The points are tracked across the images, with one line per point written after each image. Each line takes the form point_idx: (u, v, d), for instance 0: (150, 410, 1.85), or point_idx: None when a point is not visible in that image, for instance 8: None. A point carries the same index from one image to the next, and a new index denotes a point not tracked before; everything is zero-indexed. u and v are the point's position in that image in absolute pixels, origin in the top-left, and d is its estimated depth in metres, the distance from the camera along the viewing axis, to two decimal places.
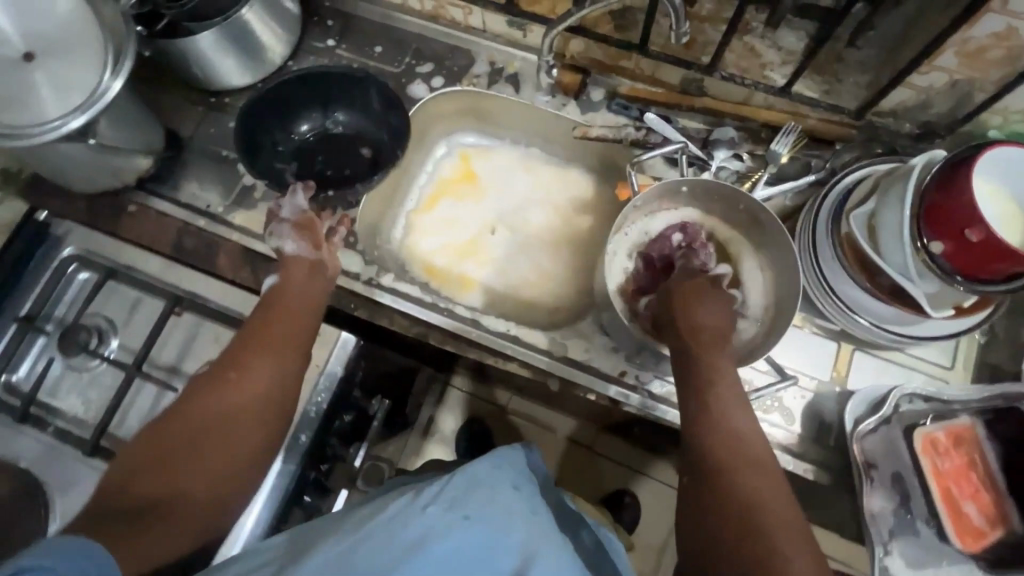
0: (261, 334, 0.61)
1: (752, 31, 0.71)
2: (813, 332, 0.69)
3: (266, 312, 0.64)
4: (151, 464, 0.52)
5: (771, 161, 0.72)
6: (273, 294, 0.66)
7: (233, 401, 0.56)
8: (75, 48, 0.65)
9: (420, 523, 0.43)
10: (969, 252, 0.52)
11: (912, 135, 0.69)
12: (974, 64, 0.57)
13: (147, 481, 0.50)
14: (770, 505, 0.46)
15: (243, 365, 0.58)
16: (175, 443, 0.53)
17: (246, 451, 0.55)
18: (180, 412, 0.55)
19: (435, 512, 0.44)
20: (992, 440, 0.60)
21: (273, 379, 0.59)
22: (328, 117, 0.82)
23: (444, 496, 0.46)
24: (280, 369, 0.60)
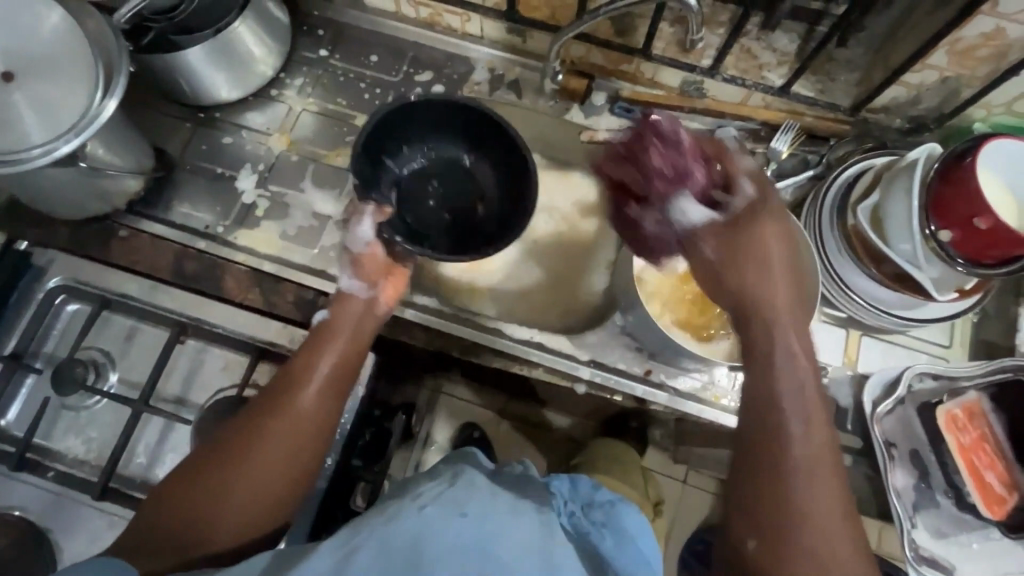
0: (304, 371, 0.59)
1: (748, 34, 0.72)
2: (825, 322, 0.71)
3: (314, 348, 0.61)
4: (185, 501, 0.51)
5: (772, 158, 0.75)
6: (322, 329, 0.63)
7: (269, 442, 0.54)
8: (61, 66, 0.60)
9: (415, 521, 0.44)
10: (976, 239, 0.56)
11: (902, 129, 0.73)
12: (964, 62, 0.61)
13: (180, 518, 0.50)
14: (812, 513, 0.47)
15: (283, 403, 0.56)
16: (209, 481, 0.52)
17: (279, 495, 0.53)
18: (220, 445, 0.54)
19: (431, 513, 0.45)
20: (996, 411, 0.65)
21: (311, 422, 0.56)
22: (458, 153, 0.76)
23: (440, 498, 0.47)
24: (319, 411, 0.57)
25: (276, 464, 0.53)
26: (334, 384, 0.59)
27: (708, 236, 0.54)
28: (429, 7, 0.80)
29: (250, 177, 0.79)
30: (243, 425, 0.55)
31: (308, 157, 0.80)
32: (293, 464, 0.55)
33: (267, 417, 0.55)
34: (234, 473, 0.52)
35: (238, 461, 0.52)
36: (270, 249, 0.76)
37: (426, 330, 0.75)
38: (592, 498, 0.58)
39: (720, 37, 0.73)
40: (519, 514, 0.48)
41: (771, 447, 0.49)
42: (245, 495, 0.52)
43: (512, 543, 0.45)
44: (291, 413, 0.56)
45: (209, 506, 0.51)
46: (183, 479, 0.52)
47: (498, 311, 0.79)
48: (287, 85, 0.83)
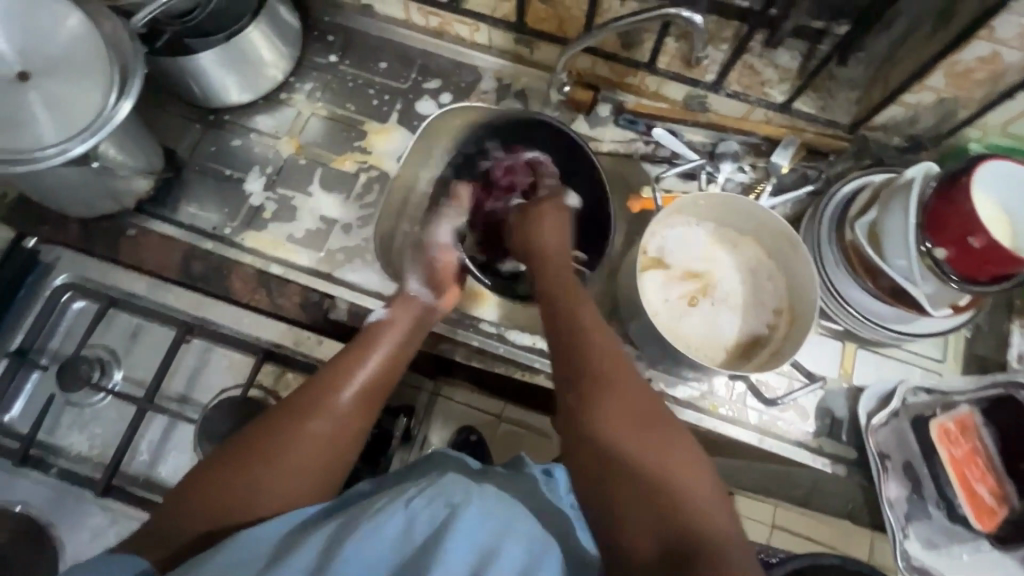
0: (352, 365, 0.60)
1: (751, 51, 0.75)
2: (822, 335, 0.73)
3: (362, 345, 0.63)
4: (229, 474, 0.50)
5: (773, 172, 0.77)
6: (372, 328, 0.65)
7: (314, 431, 0.54)
8: (75, 66, 0.61)
9: (403, 516, 0.46)
10: (971, 258, 0.58)
11: (900, 147, 0.75)
12: (960, 84, 0.63)
13: (214, 502, 0.49)
14: (635, 406, 0.50)
15: (330, 392, 0.57)
16: (248, 467, 0.50)
17: (320, 482, 0.54)
18: (268, 422, 0.54)
19: (419, 505, 0.47)
20: (988, 424, 0.66)
21: (355, 416, 0.57)
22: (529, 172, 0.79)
23: (430, 488, 0.48)
24: (363, 405, 0.58)
25: (316, 452, 0.54)
26: (379, 382, 0.61)
27: (515, 214, 0.74)
28: (438, 16, 0.82)
29: (258, 180, 0.79)
30: (284, 413, 0.55)
31: (316, 161, 0.81)
32: (338, 454, 0.55)
33: (314, 406, 0.56)
34: (274, 457, 0.52)
35: (281, 448, 0.52)
36: (278, 252, 0.76)
37: (427, 334, 0.76)
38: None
39: (722, 53, 0.75)
40: (513, 511, 0.49)
41: (586, 362, 0.54)
42: (284, 483, 0.51)
43: (501, 528, 0.46)
44: (341, 403, 0.57)
45: (248, 493, 0.49)
46: (218, 464, 0.51)
47: (501, 316, 0.78)
48: (296, 90, 0.84)
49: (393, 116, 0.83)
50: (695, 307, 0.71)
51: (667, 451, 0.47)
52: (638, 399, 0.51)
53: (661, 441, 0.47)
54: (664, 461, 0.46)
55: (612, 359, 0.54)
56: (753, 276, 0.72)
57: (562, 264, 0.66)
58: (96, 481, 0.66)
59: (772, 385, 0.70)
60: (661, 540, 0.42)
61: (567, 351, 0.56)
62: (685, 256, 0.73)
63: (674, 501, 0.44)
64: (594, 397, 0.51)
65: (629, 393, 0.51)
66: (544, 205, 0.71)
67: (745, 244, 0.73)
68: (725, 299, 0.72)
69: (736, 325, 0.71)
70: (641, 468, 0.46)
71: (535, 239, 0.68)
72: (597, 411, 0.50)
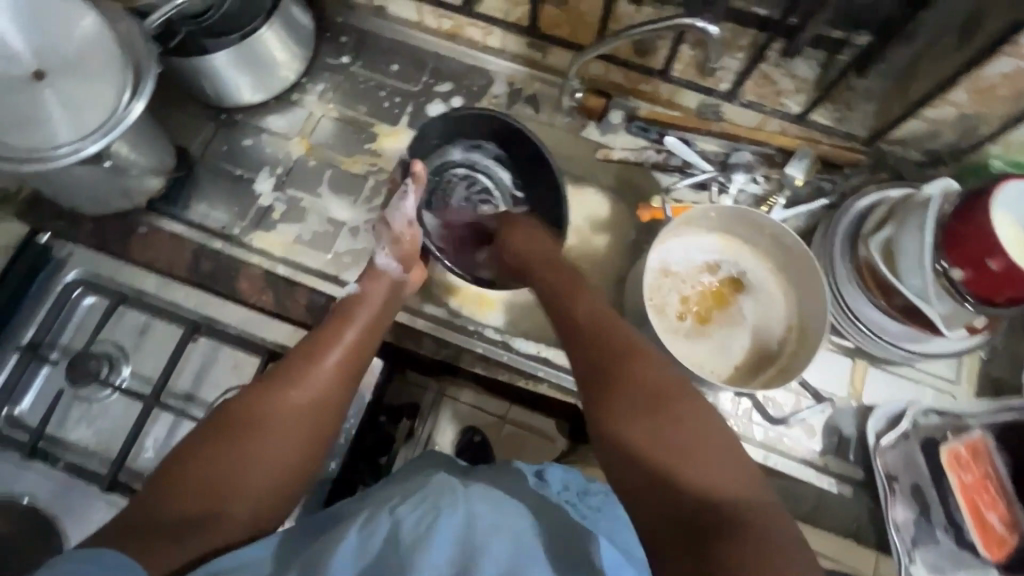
0: (329, 340, 0.63)
1: (768, 60, 0.73)
2: (832, 351, 0.72)
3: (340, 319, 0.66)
4: (206, 460, 0.51)
5: (787, 184, 0.75)
6: (348, 304, 0.68)
7: (296, 404, 0.58)
8: (89, 66, 0.62)
9: (388, 522, 0.48)
10: (989, 280, 0.56)
11: (918, 161, 0.73)
12: (983, 100, 0.61)
13: (204, 479, 0.50)
14: (639, 379, 0.50)
15: (310, 366, 0.60)
16: (238, 441, 0.53)
17: (296, 461, 0.56)
18: (245, 407, 0.56)
19: (404, 512, 0.49)
20: (1002, 450, 0.64)
21: (333, 390, 0.60)
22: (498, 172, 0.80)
23: (414, 498, 0.51)
24: (343, 377, 0.62)
25: (300, 424, 0.57)
26: (357, 355, 0.64)
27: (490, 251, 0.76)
28: (451, 19, 0.81)
29: (268, 180, 0.80)
30: (265, 388, 0.58)
31: (326, 162, 0.81)
32: (310, 431, 0.57)
33: (296, 380, 0.59)
34: (261, 431, 0.54)
35: (265, 423, 0.55)
36: (287, 253, 0.77)
37: (432, 338, 0.76)
38: (588, 488, 0.60)
39: (737, 62, 0.73)
40: (504, 510, 0.50)
41: (595, 345, 0.54)
42: (273, 456, 0.54)
43: (488, 526, 0.47)
44: (320, 375, 0.60)
45: (239, 468, 0.52)
46: (205, 440, 0.53)
47: (506, 322, 0.77)
48: (308, 91, 0.84)
49: (404, 119, 0.83)
50: (685, 322, 0.70)
51: (684, 425, 0.46)
52: (650, 374, 0.50)
53: (676, 414, 0.47)
54: (679, 435, 0.46)
55: (620, 340, 0.54)
56: (761, 291, 0.71)
57: (551, 267, 0.67)
58: (102, 477, 0.67)
59: (779, 401, 0.69)
60: (677, 508, 0.43)
61: (575, 337, 0.57)
62: (685, 270, 0.72)
63: (686, 479, 0.43)
64: (606, 378, 0.51)
65: (641, 370, 0.50)
66: (512, 228, 0.73)
67: (757, 257, 0.72)
68: (732, 317, 0.71)
69: (742, 342, 0.70)
70: (655, 442, 0.46)
71: (517, 255, 0.70)
72: (608, 391, 0.50)
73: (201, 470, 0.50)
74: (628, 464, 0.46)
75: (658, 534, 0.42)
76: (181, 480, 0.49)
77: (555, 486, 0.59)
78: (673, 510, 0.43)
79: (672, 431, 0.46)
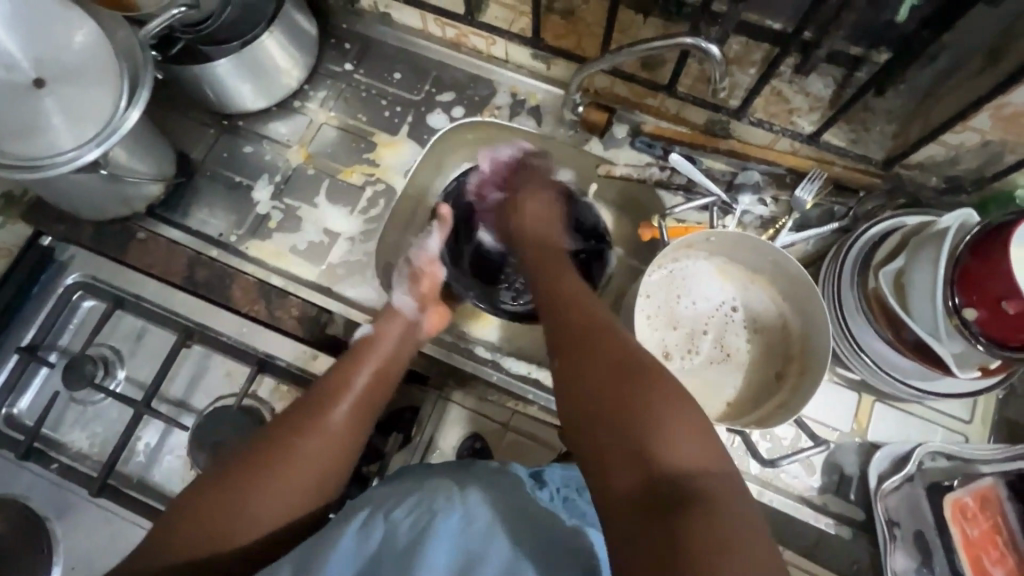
0: (338, 387, 0.60)
1: (781, 77, 0.70)
2: (835, 383, 0.69)
3: (351, 363, 0.63)
4: (213, 504, 0.51)
5: (796, 208, 0.71)
6: (360, 351, 0.65)
7: (302, 459, 0.54)
8: (87, 74, 0.62)
9: (385, 525, 0.46)
10: (1005, 323, 0.53)
11: (938, 188, 0.69)
12: (1008, 128, 0.57)
13: (210, 527, 0.50)
14: (598, 361, 0.51)
15: (317, 416, 0.57)
16: (242, 496, 0.51)
17: (305, 505, 0.54)
18: (255, 446, 0.55)
19: (401, 515, 0.47)
20: (1012, 500, 0.61)
21: (343, 434, 0.57)
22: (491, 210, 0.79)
23: (410, 499, 0.49)
24: (354, 431, 0.58)
25: (306, 480, 0.54)
26: (367, 402, 0.61)
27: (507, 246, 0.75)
28: (455, 28, 0.80)
29: (266, 188, 0.80)
30: (270, 439, 0.55)
31: (324, 171, 0.80)
32: (319, 474, 0.55)
33: (302, 431, 0.56)
34: (267, 482, 0.52)
35: (264, 476, 0.52)
36: (284, 263, 0.77)
37: (425, 355, 0.76)
38: (586, 484, 0.56)
39: (750, 77, 0.70)
40: (499, 503, 0.48)
41: (564, 330, 0.56)
42: (276, 510, 0.52)
43: (485, 529, 0.46)
44: (326, 428, 0.57)
45: (240, 520, 0.50)
46: (209, 491, 0.52)
47: (501, 338, 0.78)
48: (309, 98, 0.83)
49: (404, 128, 0.82)
50: (670, 362, 0.68)
51: (649, 398, 0.46)
52: (615, 353, 0.50)
53: (640, 389, 0.46)
54: (641, 406, 0.45)
55: (590, 324, 0.55)
56: (762, 323, 0.70)
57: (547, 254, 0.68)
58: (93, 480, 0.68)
59: (778, 435, 0.67)
60: (635, 482, 0.42)
61: (552, 327, 0.58)
62: (682, 298, 0.70)
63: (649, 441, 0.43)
64: (571, 360, 0.53)
65: (610, 348, 0.51)
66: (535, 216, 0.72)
67: (757, 285, 0.70)
68: (728, 351, 0.70)
69: (736, 376, 0.69)
70: (619, 420, 0.45)
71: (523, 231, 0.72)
72: (575, 372, 0.51)
73: (205, 518, 0.50)
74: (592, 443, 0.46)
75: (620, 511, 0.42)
76: (187, 530, 0.50)
77: (551, 483, 0.55)
78: (635, 482, 0.42)
79: (633, 410, 0.45)
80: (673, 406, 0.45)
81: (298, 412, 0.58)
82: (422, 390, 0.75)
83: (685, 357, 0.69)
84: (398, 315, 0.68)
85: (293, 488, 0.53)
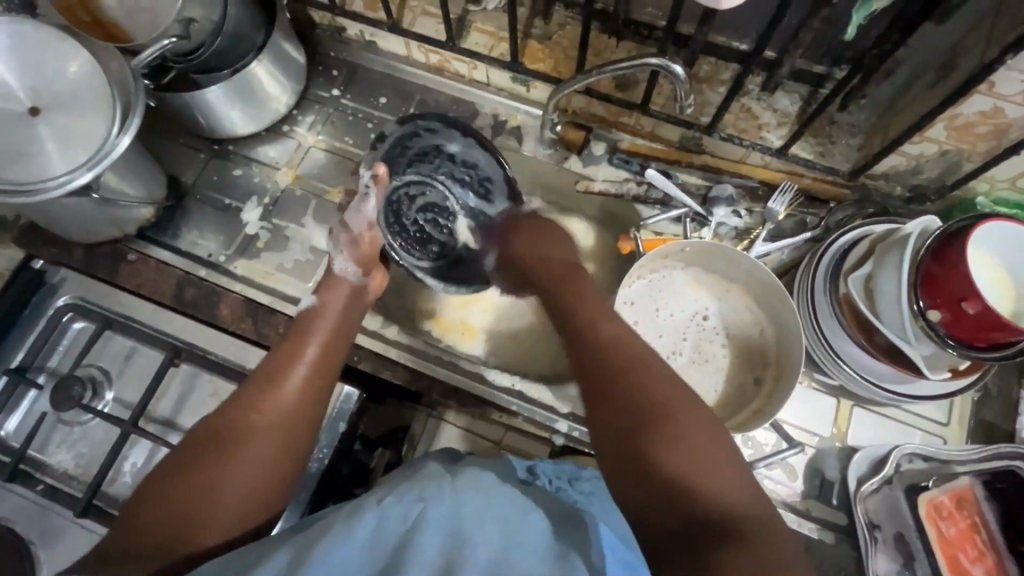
0: (290, 359, 0.59)
1: (749, 94, 0.73)
2: (813, 389, 0.70)
3: (299, 336, 0.62)
4: (174, 488, 0.48)
5: (768, 219, 0.74)
6: (307, 326, 0.63)
7: (263, 434, 0.53)
8: (81, 103, 0.64)
9: (375, 515, 0.44)
10: (966, 323, 0.55)
11: (903, 197, 0.72)
12: (963, 137, 0.60)
13: (170, 517, 0.47)
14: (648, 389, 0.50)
15: (266, 389, 0.56)
16: (200, 481, 0.49)
17: (280, 471, 0.53)
18: (209, 428, 0.53)
19: (390, 504, 0.45)
20: (989, 499, 0.62)
21: (305, 403, 0.57)
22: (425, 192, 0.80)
23: (400, 489, 0.48)
24: (308, 404, 0.57)
25: (263, 457, 0.52)
26: (324, 369, 0.60)
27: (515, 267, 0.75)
28: (438, 54, 0.83)
29: (255, 210, 0.82)
30: (223, 422, 0.53)
31: (312, 193, 0.83)
32: (287, 441, 0.54)
33: (257, 408, 0.54)
34: (232, 458, 0.50)
35: (229, 454, 0.51)
36: (272, 282, 0.78)
37: (410, 370, 0.76)
38: (578, 475, 0.59)
39: (720, 96, 0.73)
40: (488, 491, 0.48)
41: (600, 378, 0.52)
42: (236, 489, 0.50)
43: (475, 516, 0.45)
44: (282, 397, 0.55)
45: (202, 504, 0.48)
46: (165, 484, 0.49)
47: (487, 351, 0.78)
48: (298, 122, 0.86)
49: None
50: None
51: (694, 449, 0.45)
52: (649, 385, 0.50)
53: (678, 434, 0.46)
54: (692, 456, 0.45)
55: (625, 364, 0.52)
56: (739, 330, 0.71)
57: (573, 282, 0.66)
58: (78, 501, 0.68)
59: (760, 441, 0.68)
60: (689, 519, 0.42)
61: (579, 345, 0.57)
62: (660, 307, 0.72)
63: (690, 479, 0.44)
64: (609, 405, 0.50)
65: (645, 396, 0.49)
66: (534, 226, 0.75)
67: (734, 293, 0.72)
68: (707, 358, 0.71)
69: (717, 382, 0.70)
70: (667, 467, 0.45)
71: (535, 251, 0.72)
72: (609, 426, 0.50)
73: (167, 503, 0.48)
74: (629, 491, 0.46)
75: (658, 552, 0.42)
76: (145, 526, 0.46)
77: (543, 476, 0.58)
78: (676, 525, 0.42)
79: (673, 456, 0.45)
80: (708, 448, 0.46)
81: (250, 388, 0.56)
82: (411, 409, 0.79)
83: (668, 360, 0.70)
84: (343, 282, 0.68)
85: (261, 459, 0.52)
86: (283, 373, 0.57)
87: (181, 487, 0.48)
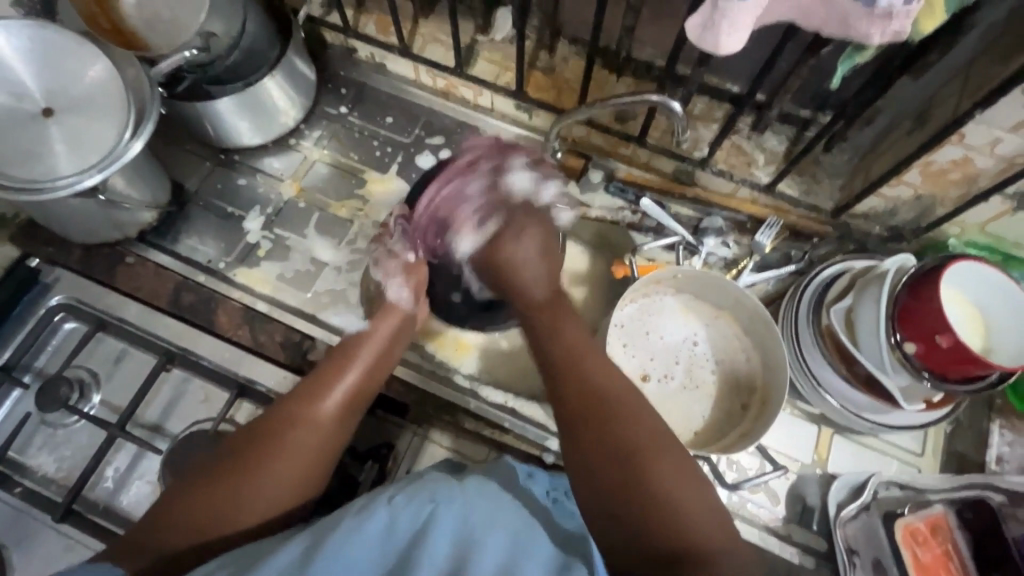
0: (328, 383, 0.60)
1: (739, 132, 0.77)
2: (796, 416, 0.73)
3: (342, 359, 0.63)
4: (205, 491, 0.52)
5: (756, 251, 0.78)
6: (352, 352, 0.64)
7: (289, 453, 0.55)
8: (94, 107, 0.65)
9: (386, 512, 0.46)
10: (939, 356, 0.58)
11: (882, 236, 0.76)
12: (936, 182, 0.65)
13: (196, 518, 0.50)
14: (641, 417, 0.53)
15: (308, 410, 0.58)
16: (224, 488, 0.52)
17: (301, 491, 0.55)
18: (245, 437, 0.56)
19: (401, 503, 0.47)
20: (961, 528, 0.65)
21: (332, 430, 0.58)
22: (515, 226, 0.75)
23: (411, 488, 0.49)
24: (337, 425, 0.59)
25: (289, 476, 0.54)
26: (354, 399, 0.61)
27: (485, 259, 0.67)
28: (445, 79, 0.86)
29: (258, 219, 0.83)
30: (257, 434, 0.56)
31: (315, 205, 0.84)
32: (310, 465, 0.56)
33: (289, 428, 0.56)
34: (259, 472, 0.53)
35: (259, 468, 0.53)
36: (271, 291, 0.79)
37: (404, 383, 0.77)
38: None
39: (712, 132, 0.77)
40: (494, 499, 0.50)
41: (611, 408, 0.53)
42: (266, 495, 0.53)
43: (482, 523, 0.47)
44: (312, 421, 0.57)
45: (226, 508, 0.51)
46: (194, 483, 0.52)
47: (481, 367, 0.79)
48: (304, 136, 0.88)
49: (393, 168, 0.87)
50: (648, 383, 0.72)
51: (678, 478, 0.49)
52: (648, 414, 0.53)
53: (674, 476, 0.49)
54: (678, 487, 0.48)
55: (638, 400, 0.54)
56: (728, 356, 0.74)
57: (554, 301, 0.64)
58: (56, 506, 0.66)
59: (744, 465, 0.70)
60: (671, 547, 0.45)
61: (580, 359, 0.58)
62: (651, 332, 0.75)
63: (676, 507, 0.47)
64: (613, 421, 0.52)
65: (664, 474, 0.49)
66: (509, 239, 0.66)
67: (723, 321, 0.75)
68: (696, 383, 0.73)
69: (706, 406, 0.72)
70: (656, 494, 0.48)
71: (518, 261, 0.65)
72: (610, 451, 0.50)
73: (194, 506, 0.51)
74: (616, 530, 0.47)
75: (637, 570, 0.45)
76: (176, 515, 0.50)
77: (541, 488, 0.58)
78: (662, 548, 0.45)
79: (661, 486, 0.48)
80: (701, 489, 0.49)
81: (286, 407, 0.58)
82: (398, 424, 0.75)
83: (660, 381, 0.73)
84: (395, 310, 0.68)
85: (283, 480, 0.54)
86: (318, 397, 0.59)
87: (206, 490, 0.51)
